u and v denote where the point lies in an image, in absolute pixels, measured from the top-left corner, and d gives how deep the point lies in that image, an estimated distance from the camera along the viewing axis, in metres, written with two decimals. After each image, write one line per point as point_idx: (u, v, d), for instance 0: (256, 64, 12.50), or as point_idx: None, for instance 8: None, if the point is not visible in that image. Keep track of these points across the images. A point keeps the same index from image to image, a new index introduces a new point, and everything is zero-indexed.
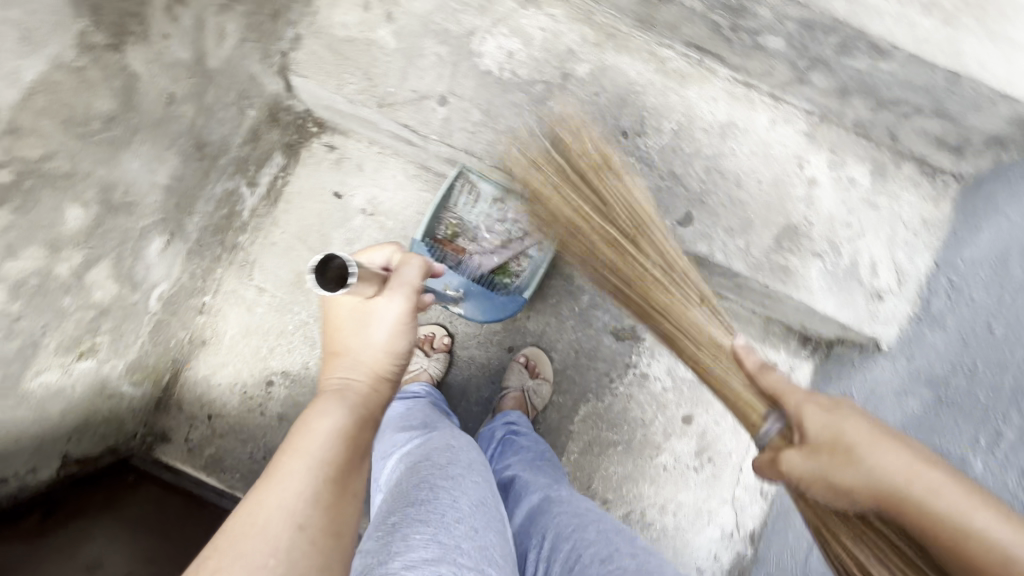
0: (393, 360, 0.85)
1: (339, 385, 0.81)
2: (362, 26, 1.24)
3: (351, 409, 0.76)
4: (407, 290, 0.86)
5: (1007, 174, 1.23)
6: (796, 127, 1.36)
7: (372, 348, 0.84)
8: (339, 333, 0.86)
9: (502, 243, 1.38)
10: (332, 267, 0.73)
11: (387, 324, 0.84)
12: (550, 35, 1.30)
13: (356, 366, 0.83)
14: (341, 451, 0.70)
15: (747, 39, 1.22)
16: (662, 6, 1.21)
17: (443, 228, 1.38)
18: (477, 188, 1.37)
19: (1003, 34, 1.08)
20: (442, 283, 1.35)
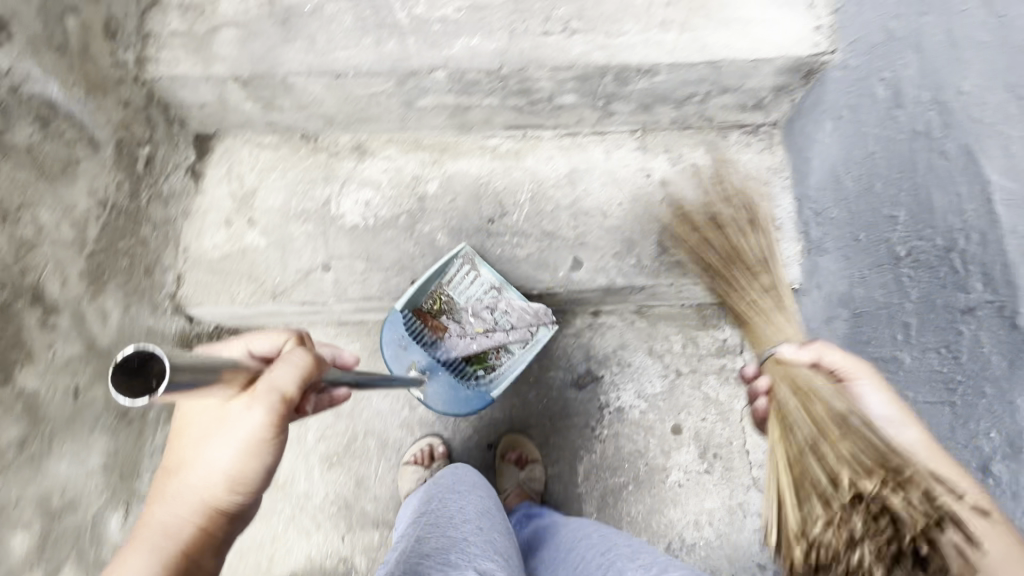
0: (235, 488, 0.77)
1: (163, 517, 0.74)
2: (231, 240, 1.36)
3: (159, 557, 0.70)
4: (270, 400, 0.74)
5: (804, 110, 1.41)
6: (628, 147, 1.52)
7: (209, 470, 0.76)
8: (185, 443, 0.79)
9: (483, 332, 1.42)
10: (153, 364, 0.56)
11: (233, 447, 0.76)
12: (393, 172, 1.45)
13: (182, 489, 0.75)
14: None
15: (548, 106, 1.38)
16: (469, 112, 1.38)
17: (428, 303, 1.42)
18: (478, 273, 1.40)
19: (732, 17, 1.29)
20: (405, 362, 1.38)
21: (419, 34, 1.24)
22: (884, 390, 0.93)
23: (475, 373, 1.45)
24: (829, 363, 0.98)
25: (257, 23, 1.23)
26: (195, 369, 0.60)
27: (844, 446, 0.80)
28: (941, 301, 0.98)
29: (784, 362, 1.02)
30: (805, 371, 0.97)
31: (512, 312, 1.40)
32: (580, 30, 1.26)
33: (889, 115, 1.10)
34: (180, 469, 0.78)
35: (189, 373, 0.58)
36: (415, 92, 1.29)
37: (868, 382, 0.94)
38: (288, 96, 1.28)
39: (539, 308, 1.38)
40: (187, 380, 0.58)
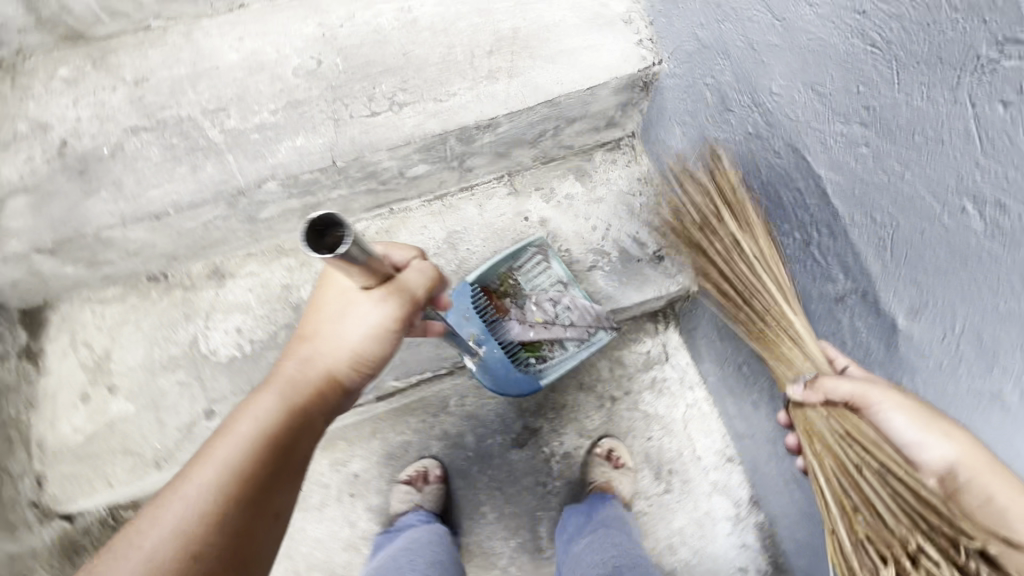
0: (357, 364, 0.84)
1: (296, 366, 0.82)
2: (93, 417, 1.21)
3: (287, 403, 0.77)
4: (401, 298, 0.85)
5: (652, 119, 1.42)
6: (500, 194, 1.48)
7: (342, 340, 0.83)
8: (324, 312, 0.87)
9: (542, 322, 1.38)
10: (329, 236, 0.72)
11: (367, 326, 0.83)
12: (260, 289, 1.34)
13: (313, 358, 0.83)
14: (253, 467, 0.70)
15: (402, 179, 1.31)
16: (321, 207, 1.29)
17: (497, 282, 1.39)
18: (550, 263, 1.41)
19: (557, 51, 1.27)
20: (465, 331, 1.29)
21: (237, 149, 1.15)
22: (914, 409, 0.76)
23: (526, 360, 1.39)
24: (840, 398, 0.83)
25: (49, 181, 1.10)
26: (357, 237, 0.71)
27: (882, 485, 0.77)
28: (814, 293, 0.99)
29: (819, 387, 0.86)
30: (821, 414, 0.87)
31: (575, 309, 1.38)
32: (408, 102, 1.21)
33: (722, 118, 1.11)
34: (309, 338, 0.85)
35: (357, 245, 0.70)
36: (252, 207, 1.19)
37: (893, 409, 0.77)
38: (111, 249, 1.15)
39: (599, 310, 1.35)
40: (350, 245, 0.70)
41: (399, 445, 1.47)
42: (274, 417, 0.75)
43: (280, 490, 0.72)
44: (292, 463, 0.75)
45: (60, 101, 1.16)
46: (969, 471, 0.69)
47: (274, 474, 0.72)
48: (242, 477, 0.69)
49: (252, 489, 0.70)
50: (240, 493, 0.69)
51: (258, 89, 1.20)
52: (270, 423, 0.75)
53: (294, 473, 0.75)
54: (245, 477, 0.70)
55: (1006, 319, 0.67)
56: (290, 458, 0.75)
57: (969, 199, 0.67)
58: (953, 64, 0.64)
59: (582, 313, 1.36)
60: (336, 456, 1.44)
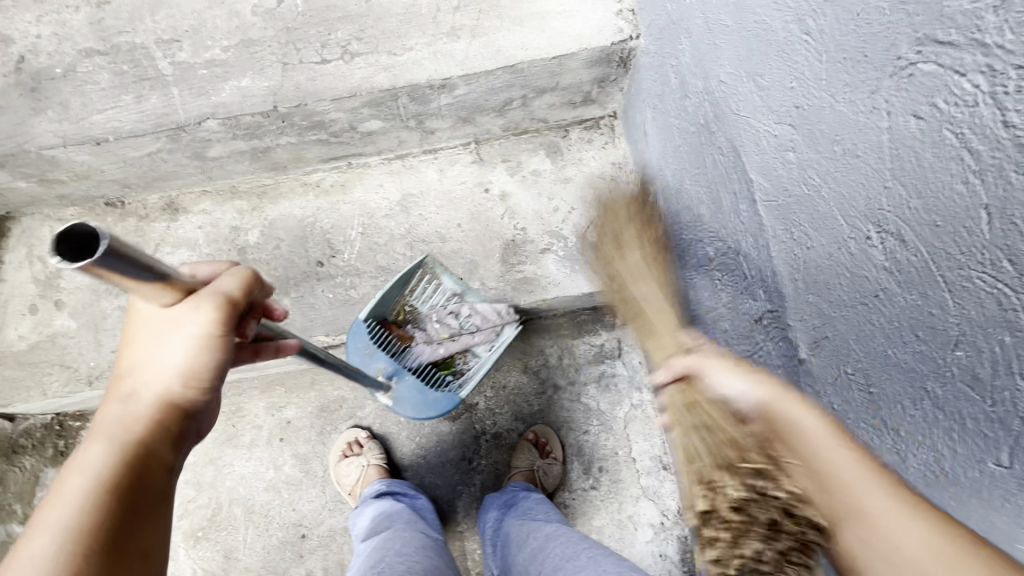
0: (192, 382, 0.68)
1: (119, 407, 0.66)
2: (38, 329, 1.27)
3: (123, 450, 0.61)
4: (218, 298, 0.68)
5: (630, 99, 1.31)
6: (463, 162, 1.43)
7: (162, 363, 0.67)
8: (136, 333, 0.69)
9: (449, 336, 1.32)
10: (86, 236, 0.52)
11: (183, 339, 0.66)
12: (210, 227, 1.35)
13: (135, 395, 0.66)
14: (105, 518, 0.56)
15: (355, 134, 1.28)
16: (270, 152, 1.27)
17: (393, 312, 1.31)
18: (439, 280, 1.31)
19: (527, 14, 1.18)
20: (371, 369, 1.24)
21: (183, 83, 1.14)
22: (743, 370, 0.72)
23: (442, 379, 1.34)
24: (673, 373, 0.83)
25: (3, 95, 1.12)
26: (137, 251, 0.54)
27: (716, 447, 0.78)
28: (739, 309, 0.91)
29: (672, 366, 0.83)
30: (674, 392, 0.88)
31: (477, 314, 1.31)
32: (361, 52, 1.16)
33: (681, 105, 1.01)
34: (132, 373, 0.68)
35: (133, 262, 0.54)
36: (197, 144, 1.19)
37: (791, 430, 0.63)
38: (59, 168, 1.17)
39: (501, 305, 1.31)
40: (127, 263, 0.54)
41: (334, 400, 1.49)
42: (109, 466, 0.59)
43: (139, 528, 0.58)
44: (143, 500, 0.59)
45: (26, 17, 1.17)
46: (808, 441, 0.59)
47: (120, 521, 0.56)
48: (89, 527, 0.55)
49: (98, 557, 0.54)
50: (89, 561, 0.53)
51: (215, 23, 1.17)
52: (106, 464, 0.59)
53: (154, 518, 0.59)
54: (95, 552, 0.54)
55: (894, 368, 0.58)
56: (140, 503, 0.59)
57: (874, 226, 0.57)
58: (876, 63, 0.54)
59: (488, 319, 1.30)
60: (273, 400, 1.48)
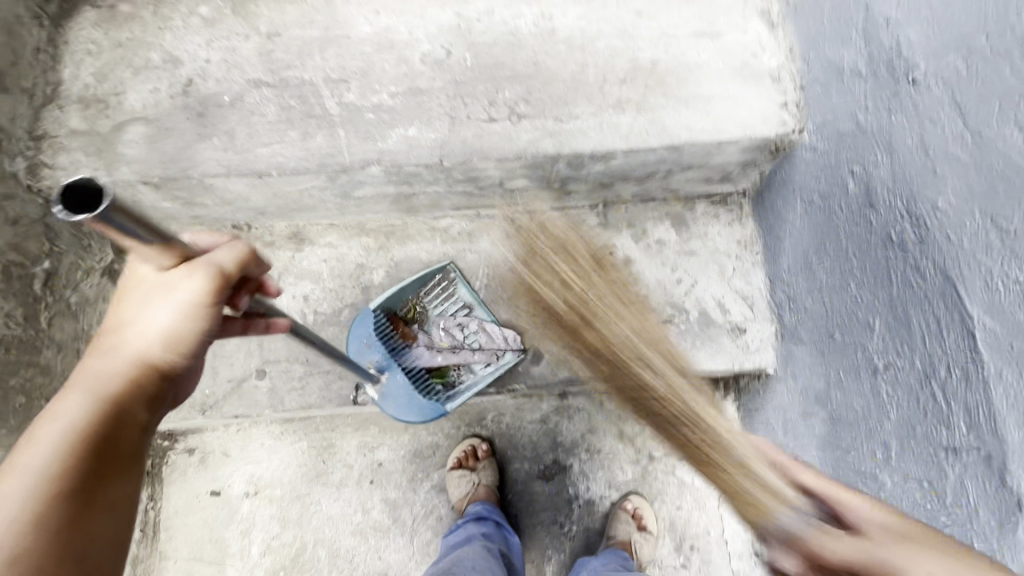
0: (172, 347, 0.69)
1: (100, 362, 0.68)
2: None
3: (98, 405, 0.64)
4: (212, 270, 0.68)
5: (773, 184, 1.31)
6: (588, 223, 1.42)
7: (145, 326, 0.68)
8: (130, 290, 0.70)
9: (449, 347, 1.38)
10: (89, 196, 0.54)
11: (170, 304, 0.68)
12: (335, 262, 1.34)
13: (117, 351, 0.68)
14: (71, 477, 0.60)
15: (498, 189, 1.28)
16: (413, 198, 1.27)
17: (404, 309, 1.37)
18: (454, 292, 1.40)
19: (693, 96, 1.20)
20: (365, 359, 1.26)
21: (349, 125, 1.13)
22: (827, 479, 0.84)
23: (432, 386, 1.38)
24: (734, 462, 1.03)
25: (169, 116, 1.11)
26: (141, 215, 0.57)
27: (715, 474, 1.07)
28: (917, 432, 0.90)
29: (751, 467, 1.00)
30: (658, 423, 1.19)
31: (483, 334, 1.39)
32: (528, 114, 1.16)
33: (862, 213, 1.01)
34: (115, 329, 0.69)
35: (140, 221, 0.57)
36: (350, 185, 1.18)
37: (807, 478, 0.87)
38: (210, 195, 1.16)
39: (508, 331, 1.38)
40: (129, 225, 0.57)
41: (428, 445, 1.46)
42: (88, 417, 0.63)
43: (106, 483, 0.62)
44: (116, 457, 0.64)
45: (196, 39, 1.17)
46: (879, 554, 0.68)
47: (93, 470, 0.61)
48: (64, 475, 0.60)
49: (71, 502, 0.59)
50: (57, 514, 0.58)
51: (383, 68, 1.17)
52: (80, 422, 0.63)
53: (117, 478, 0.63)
54: (66, 501, 0.59)
55: None
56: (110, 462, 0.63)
57: None
58: None
59: (493, 339, 1.37)
60: (366, 439, 1.44)
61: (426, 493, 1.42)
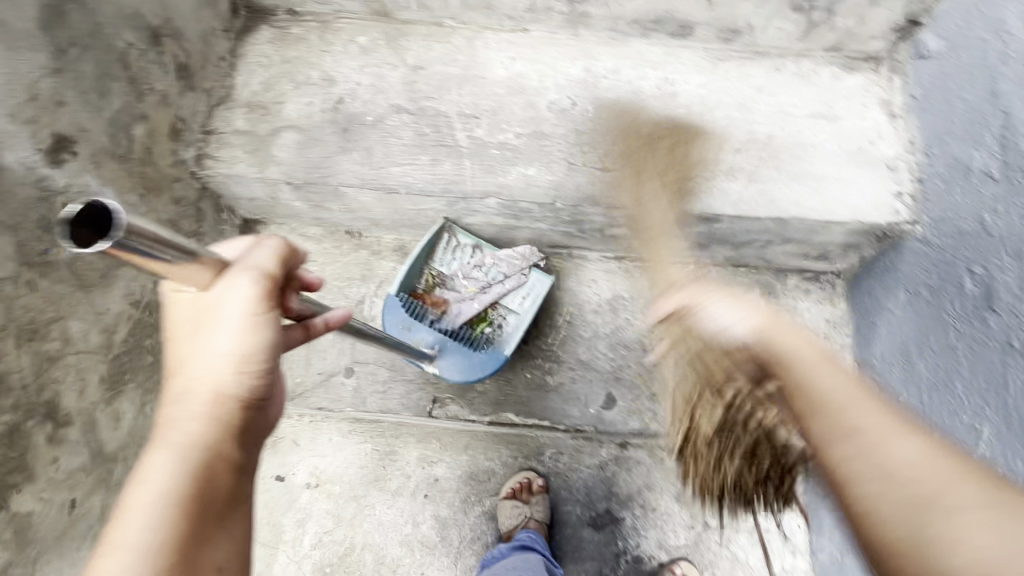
0: (244, 369, 0.66)
1: (178, 411, 0.64)
2: None
3: (185, 455, 0.61)
4: (257, 271, 0.66)
5: (874, 269, 1.30)
6: (677, 278, 1.44)
7: (211, 360, 0.65)
8: (182, 327, 0.68)
9: (479, 292, 1.36)
10: (104, 221, 0.48)
11: (231, 324, 0.64)
12: None
13: (189, 394, 0.65)
14: (185, 525, 0.57)
15: (598, 235, 1.34)
16: (516, 230, 1.35)
17: (421, 281, 1.35)
18: (455, 241, 1.37)
19: (808, 174, 1.22)
20: (413, 339, 1.28)
21: (476, 158, 1.22)
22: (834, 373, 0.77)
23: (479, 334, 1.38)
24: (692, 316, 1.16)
25: (319, 129, 1.23)
26: (163, 232, 0.52)
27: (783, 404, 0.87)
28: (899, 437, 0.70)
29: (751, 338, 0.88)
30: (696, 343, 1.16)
31: (500, 262, 1.37)
32: (644, 171, 1.22)
33: (978, 314, 1.00)
34: (183, 370, 0.66)
35: (163, 240, 0.52)
36: (464, 211, 1.29)
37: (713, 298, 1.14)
38: (338, 201, 1.27)
39: (522, 250, 1.38)
40: (155, 246, 0.51)
41: (484, 469, 1.45)
42: (179, 470, 0.60)
43: (213, 530, 0.59)
44: (216, 502, 0.60)
45: (351, 63, 1.29)
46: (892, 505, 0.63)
47: (201, 518, 0.59)
48: (173, 533, 0.56)
49: (187, 556, 0.56)
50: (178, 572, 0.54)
51: (512, 109, 1.26)
52: (175, 473, 0.59)
53: (221, 518, 0.60)
54: (182, 559, 0.55)
55: None
56: (214, 503, 0.60)
57: None
58: None
59: (509, 264, 1.36)
60: (427, 453, 1.45)
61: (476, 518, 1.43)
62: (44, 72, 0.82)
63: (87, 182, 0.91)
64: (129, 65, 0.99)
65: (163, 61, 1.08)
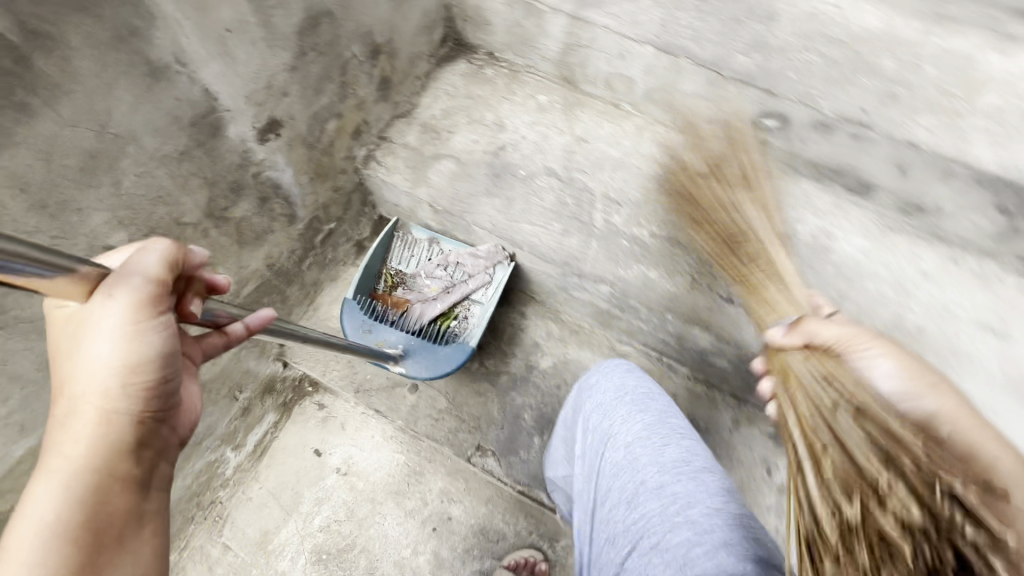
0: (133, 381, 0.58)
1: (59, 438, 0.55)
2: None
3: (70, 486, 0.53)
4: (139, 278, 0.57)
5: None
6: (761, 427, 1.34)
7: (90, 375, 0.56)
8: (59, 338, 0.58)
9: (443, 289, 1.39)
10: None
11: (111, 334, 0.55)
12: (517, 331, 1.46)
13: (70, 417, 0.56)
14: (71, 563, 0.50)
15: (695, 355, 1.30)
16: (616, 318, 1.33)
17: (383, 281, 1.41)
18: (412, 239, 1.44)
19: None
20: (377, 339, 1.31)
21: (604, 243, 1.23)
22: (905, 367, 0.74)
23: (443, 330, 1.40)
24: (824, 337, 0.82)
25: (474, 166, 1.31)
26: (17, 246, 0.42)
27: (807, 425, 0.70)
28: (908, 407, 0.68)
29: (804, 328, 0.86)
30: (804, 361, 0.81)
31: (462, 260, 1.38)
32: None
33: None
34: (64, 387, 0.57)
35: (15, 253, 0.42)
36: (575, 286, 1.30)
37: (881, 355, 0.76)
38: (466, 235, 1.36)
39: (488, 247, 1.34)
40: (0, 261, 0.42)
41: (496, 530, 1.44)
42: (67, 503, 0.52)
43: (110, 562, 0.53)
44: (109, 532, 0.54)
45: (523, 116, 1.36)
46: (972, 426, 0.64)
47: (96, 549, 0.52)
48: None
49: None
50: None
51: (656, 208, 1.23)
52: (60, 505, 0.52)
53: (123, 541, 0.55)
54: None
55: None
56: (115, 529, 0.54)
57: None
58: None
59: (467, 260, 1.37)
60: (450, 488, 1.48)
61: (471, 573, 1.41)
62: (284, 67, 0.95)
63: (276, 160, 1.03)
64: (347, 71, 1.12)
65: (375, 74, 1.22)
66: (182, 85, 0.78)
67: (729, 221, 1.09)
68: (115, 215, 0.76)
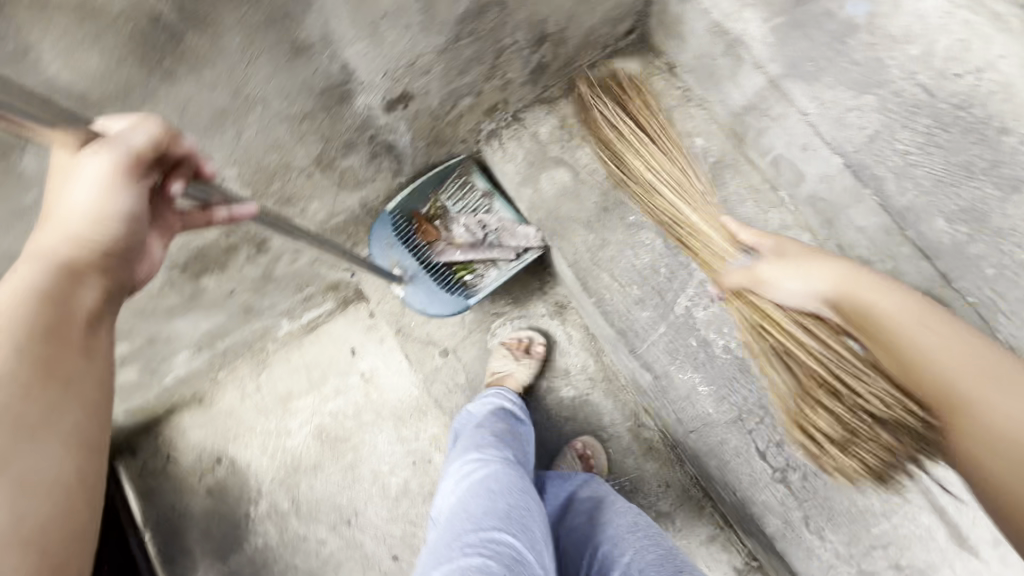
0: (115, 221, 0.63)
1: (41, 250, 0.60)
2: None
3: (52, 271, 0.59)
4: (124, 150, 0.61)
5: None
6: (730, 557, 1.32)
7: (72, 206, 0.61)
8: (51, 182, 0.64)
9: (472, 243, 1.29)
10: None
11: (95, 175, 0.61)
12: (557, 349, 1.48)
13: (55, 231, 0.61)
14: (38, 318, 0.55)
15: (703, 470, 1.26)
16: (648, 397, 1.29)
17: (424, 208, 1.29)
18: (470, 181, 1.30)
19: None
20: (388, 258, 1.26)
21: (671, 331, 1.16)
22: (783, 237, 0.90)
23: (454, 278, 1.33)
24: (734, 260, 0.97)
25: (589, 189, 1.22)
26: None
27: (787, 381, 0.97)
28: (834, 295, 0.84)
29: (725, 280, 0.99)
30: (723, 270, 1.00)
31: (504, 227, 1.28)
32: (789, 491, 1.08)
33: None
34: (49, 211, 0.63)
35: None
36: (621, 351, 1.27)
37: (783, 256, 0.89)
38: None
39: (535, 230, 1.25)
40: None
41: None
42: (43, 281, 0.58)
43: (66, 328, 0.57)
44: (74, 311, 0.58)
45: None
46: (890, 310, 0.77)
47: (59, 321, 0.57)
48: (29, 318, 0.55)
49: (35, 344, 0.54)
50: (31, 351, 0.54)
51: None
52: (37, 279, 0.58)
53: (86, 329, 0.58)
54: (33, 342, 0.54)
55: None
56: (66, 338, 0.56)
57: None
58: None
59: (509, 230, 1.26)
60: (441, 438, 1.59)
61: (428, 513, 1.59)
62: (433, 49, 0.91)
63: (397, 127, 1.03)
64: (501, 56, 1.04)
65: (532, 59, 1.11)
66: (322, 61, 0.79)
67: (690, 175, 1.05)
68: (229, 157, 0.83)
